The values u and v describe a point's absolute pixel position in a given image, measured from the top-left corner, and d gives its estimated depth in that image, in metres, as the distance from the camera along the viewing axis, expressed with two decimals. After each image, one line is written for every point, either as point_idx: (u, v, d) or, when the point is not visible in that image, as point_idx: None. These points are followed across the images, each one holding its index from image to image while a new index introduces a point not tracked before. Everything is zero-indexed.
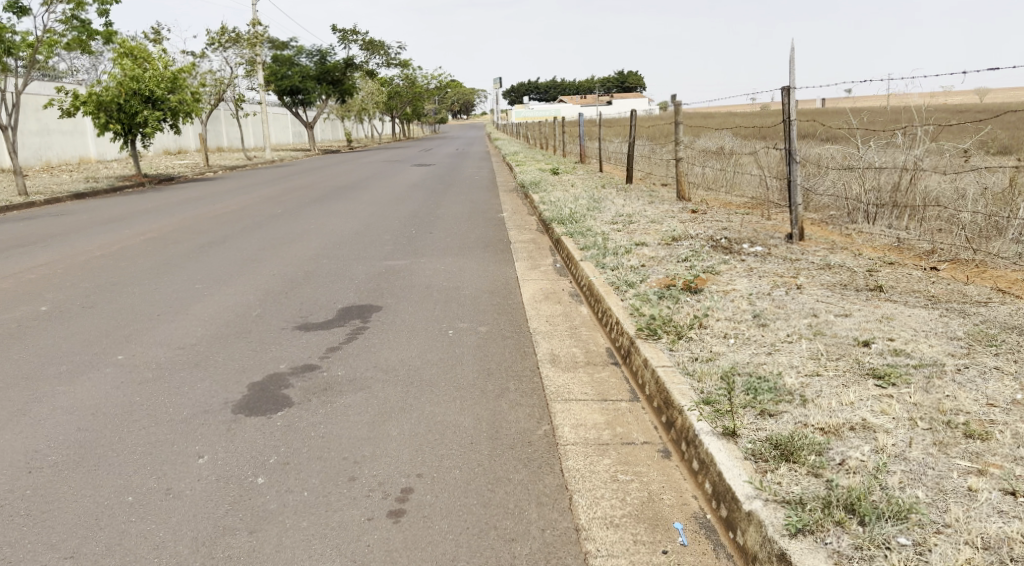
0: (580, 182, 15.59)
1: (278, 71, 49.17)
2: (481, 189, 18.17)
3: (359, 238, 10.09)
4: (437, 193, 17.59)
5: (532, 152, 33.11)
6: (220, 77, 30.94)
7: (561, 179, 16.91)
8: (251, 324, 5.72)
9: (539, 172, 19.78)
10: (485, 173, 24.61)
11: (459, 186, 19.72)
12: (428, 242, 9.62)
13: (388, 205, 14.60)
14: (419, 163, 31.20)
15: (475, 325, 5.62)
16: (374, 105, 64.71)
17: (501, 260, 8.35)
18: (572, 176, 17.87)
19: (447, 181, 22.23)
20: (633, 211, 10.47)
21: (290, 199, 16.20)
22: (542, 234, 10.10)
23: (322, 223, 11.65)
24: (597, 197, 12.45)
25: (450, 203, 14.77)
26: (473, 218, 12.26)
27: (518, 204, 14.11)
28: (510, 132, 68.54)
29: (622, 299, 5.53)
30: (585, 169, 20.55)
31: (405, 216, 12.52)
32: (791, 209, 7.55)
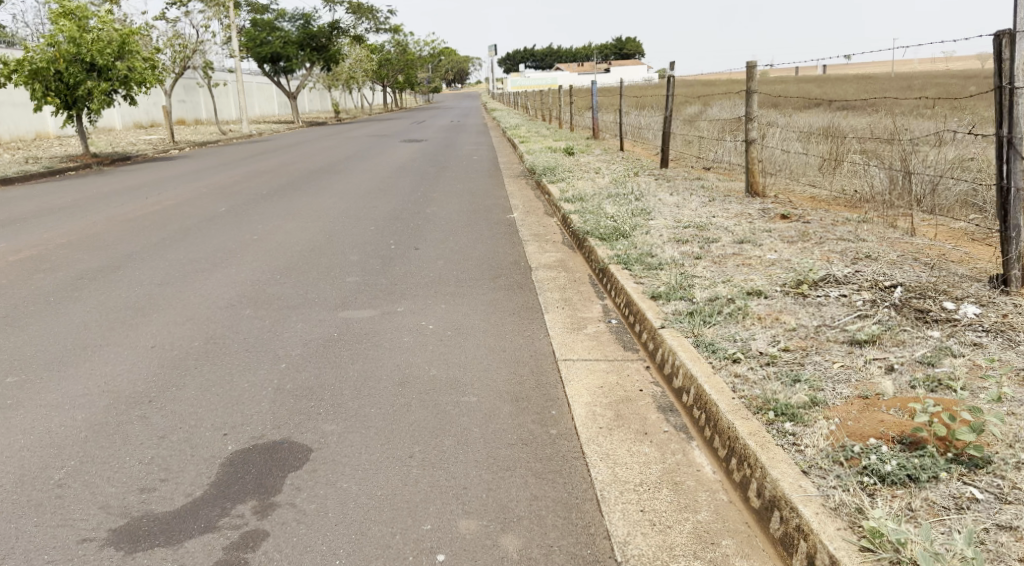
0: (605, 168, 12.62)
1: (258, 37, 45.82)
2: (482, 174, 15.15)
3: (315, 260, 7.14)
4: (428, 179, 14.59)
5: (535, 126, 30.02)
6: (186, 42, 27.55)
7: (579, 164, 13.93)
8: (36, 511, 2.84)
9: (551, 152, 16.77)
10: (485, 151, 21.55)
11: (456, 169, 16.68)
12: (409, 269, 6.69)
13: (364, 198, 11.61)
14: (409, 139, 28.05)
15: (495, 526, 2.68)
16: (364, 74, 61.13)
17: (522, 308, 5.42)
18: (589, 158, 14.87)
19: (443, 161, 19.19)
20: (700, 218, 7.54)
21: (248, 189, 13.20)
22: (573, 254, 7.16)
23: (273, 232, 8.72)
24: (639, 193, 9.51)
25: (444, 195, 11.79)
26: (474, 221, 9.31)
27: (531, 199, 11.13)
28: (508, 103, 65.01)
29: (805, 470, 2.65)
30: (603, 148, 17.52)
31: (386, 218, 9.57)
32: (1004, 237, 4.58)
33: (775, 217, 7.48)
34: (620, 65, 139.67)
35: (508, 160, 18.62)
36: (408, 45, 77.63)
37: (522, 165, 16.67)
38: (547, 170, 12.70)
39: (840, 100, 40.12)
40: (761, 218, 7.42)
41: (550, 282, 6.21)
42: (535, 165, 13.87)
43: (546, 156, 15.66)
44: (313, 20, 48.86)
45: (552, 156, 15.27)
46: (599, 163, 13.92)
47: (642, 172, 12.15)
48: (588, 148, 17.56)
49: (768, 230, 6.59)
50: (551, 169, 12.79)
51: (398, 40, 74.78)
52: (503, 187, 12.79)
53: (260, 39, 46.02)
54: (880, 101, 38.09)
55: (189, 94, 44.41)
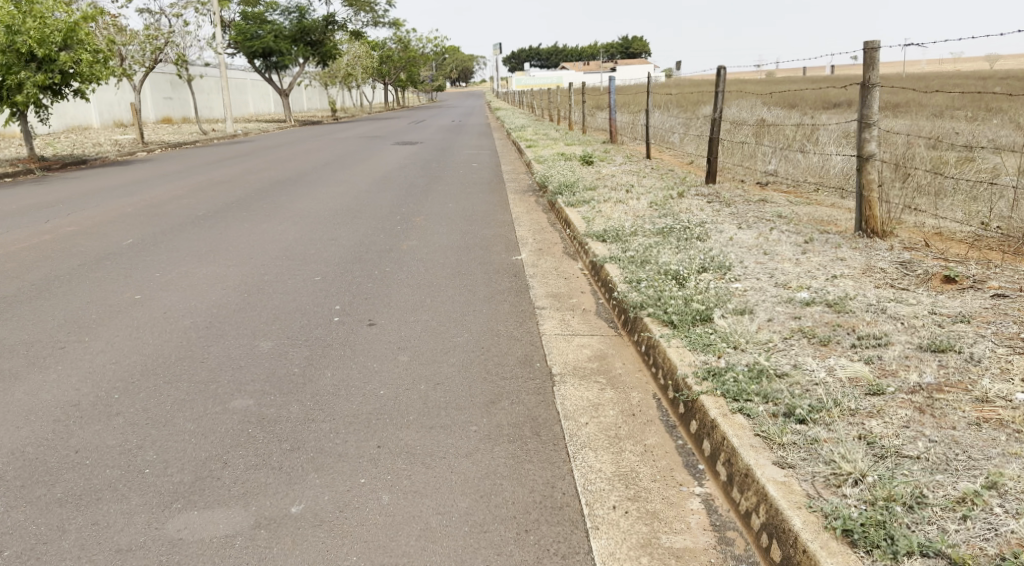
0: (636, 186, 9.98)
1: (248, 30, 43.03)
2: (481, 187, 12.44)
3: (205, 349, 4.50)
4: (417, 192, 11.90)
5: (542, 127, 27.34)
6: (157, 32, 24.86)
7: (599, 177, 11.25)
8: None
9: (566, 160, 14.12)
10: (487, 155, 18.86)
11: (452, 177, 14.00)
12: (351, 374, 4.05)
13: (327, 222, 8.95)
14: (403, 141, 25.30)
15: None
16: (362, 70, 58.42)
17: (541, 499, 2.76)
18: (612, 171, 12.16)
19: (438, 165, 16.47)
20: (814, 280, 4.87)
21: (186, 205, 10.48)
22: (620, 342, 4.48)
23: (175, 283, 6.06)
24: (699, 227, 6.82)
25: (432, 220, 9.12)
26: (468, 266, 6.65)
27: (545, 230, 8.45)
28: (512, 101, 62.21)
29: None
30: (625, 156, 14.88)
31: (345, 259, 6.91)
32: None
33: (932, 281, 4.81)
34: (627, 64, 136.90)
35: (512, 167, 15.92)
36: (410, 41, 74.87)
37: (527, 175, 13.97)
38: (564, 185, 9.99)
39: (869, 101, 37.34)
40: (911, 285, 4.76)
41: (591, 410, 3.55)
42: (549, 177, 11.18)
43: (559, 165, 12.96)
44: (307, 13, 46.10)
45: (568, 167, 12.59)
46: (625, 177, 11.24)
47: (686, 191, 9.50)
48: (606, 156, 14.92)
49: (961, 316, 3.90)
50: (569, 184, 10.11)
51: (399, 35, 71.90)
52: (507, 208, 10.11)
53: (251, 32, 43.23)
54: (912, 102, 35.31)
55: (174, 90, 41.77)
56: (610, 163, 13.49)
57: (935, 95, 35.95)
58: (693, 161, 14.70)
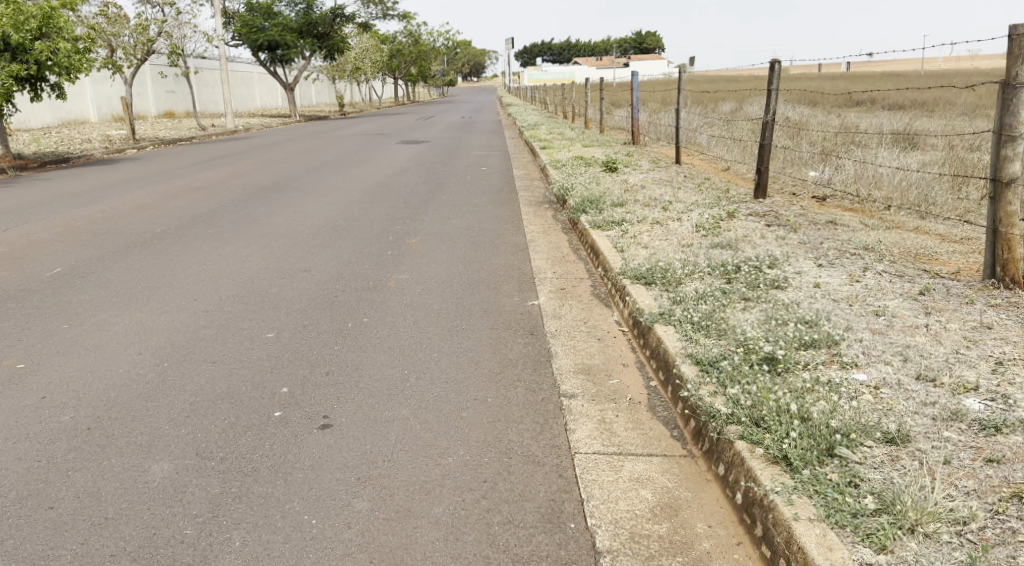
0: (673, 203, 8.47)
1: (253, 22, 41.55)
2: (490, 197, 10.91)
3: (65, 480, 3.00)
4: (417, 202, 10.39)
5: (556, 125, 25.76)
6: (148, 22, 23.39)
7: (628, 188, 9.69)
8: None
9: (587, 165, 12.56)
10: (497, 157, 17.32)
11: (459, 184, 12.47)
12: (271, 551, 2.54)
13: (302, 245, 7.44)
14: (409, 140, 23.82)
15: None
16: (371, 65, 56.99)
17: None
18: (641, 181, 10.61)
19: (443, 168, 14.95)
20: (975, 369, 3.33)
21: (146, 219, 9.02)
22: (697, 470, 2.98)
23: (81, 343, 4.58)
24: (770, 265, 5.26)
25: (429, 242, 7.60)
26: (469, 316, 5.13)
27: (566, 258, 6.92)
28: (524, 97, 60.56)
29: None
30: (652, 161, 13.37)
31: (312, 303, 5.40)
32: None
33: None
34: (640, 60, 134.96)
35: (526, 171, 14.37)
36: (421, 35, 73.36)
37: (542, 182, 12.44)
38: (587, 199, 8.44)
39: (899, 100, 35.59)
40: None
41: None
42: (569, 187, 9.63)
43: (580, 172, 11.41)
44: (314, 5, 44.62)
45: (589, 175, 11.04)
46: (658, 189, 9.69)
47: (736, 209, 7.94)
48: (632, 161, 13.34)
49: None
50: (594, 198, 8.56)
51: (409, 29, 70.35)
52: (520, 226, 8.58)
53: (255, 25, 41.74)
54: (946, 102, 33.55)
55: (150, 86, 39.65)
56: (637, 171, 11.92)
57: (970, 94, 34.18)
58: (729, 167, 13.11)
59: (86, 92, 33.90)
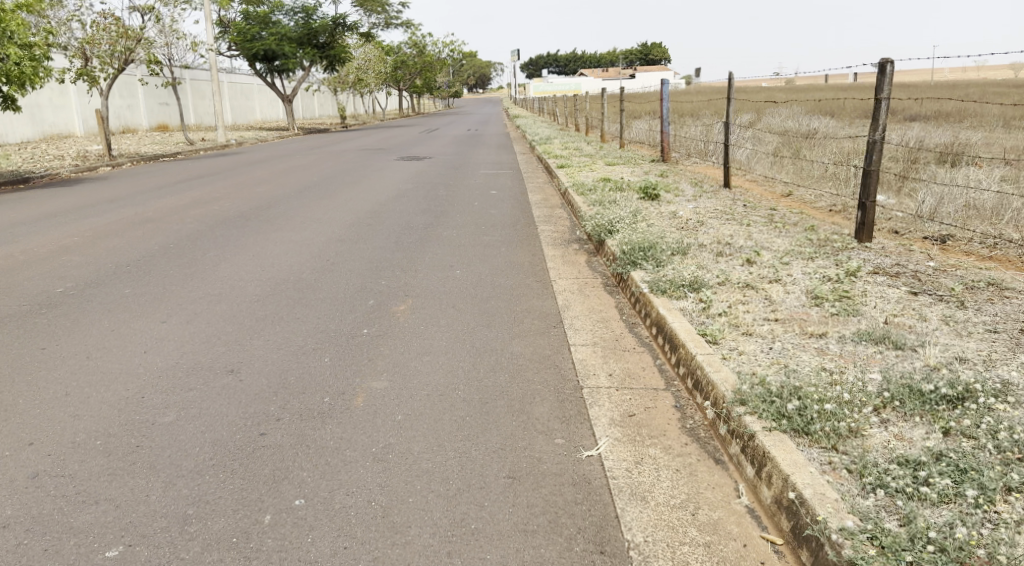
0: (752, 250, 6.32)
1: (249, 30, 39.59)
2: (504, 233, 8.76)
3: None
4: (413, 241, 8.25)
5: (570, 139, 23.62)
6: (125, 28, 21.33)
7: (684, 226, 7.50)
8: None
9: (621, 191, 10.38)
10: (510, 177, 15.14)
11: (467, 214, 10.33)
12: None
13: (244, 317, 5.30)
14: (409, 155, 21.75)
15: None
16: (373, 75, 55.07)
17: None
18: (694, 214, 8.42)
19: (447, 192, 12.78)
20: None
21: (57, 269, 6.91)
22: None
23: None
24: (1003, 398, 3.11)
25: (425, 310, 5.45)
26: (483, 488, 2.96)
27: (623, 343, 4.70)
28: (530, 109, 58.68)
29: None
30: (694, 185, 11.24)
31: (219, 452, 3.25)
32: None
33: None
34: (645, 70, 133.34)
35: (543, 196, 12.19)
36: (425, 44, 71.50)
37: (566, 212, 10.28)
38: (642, 243, 6.25)
39: (935, 110, 33.30)
40: None
41: None
42: (609, 225, 7.43)
43: (618, 202, 9.19)
44: (314, 13, 42.60)
45: (629, 205, 8.85)
46: (725, 226, 7.47)
47: (851, 263, 5.73)
48: (674, 185, 11.13)
49: None
50: (649, 241, 6.37)
51: (412, 39, 68.45)
52: (548, 281, 6.41)
53: (251, 34, 39.71)
54: (983, 113, 31.36)
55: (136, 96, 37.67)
56: (685, 200, 9.73)
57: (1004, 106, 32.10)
58: (790, 192, 10.90)
59: (71, 104, 31.93)
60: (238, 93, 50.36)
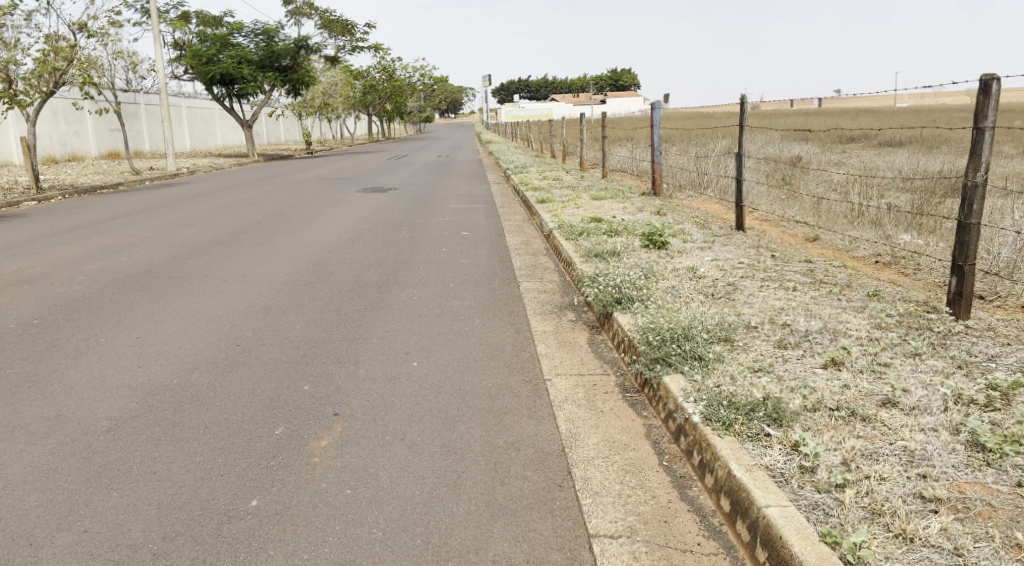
0: (826, 336, 4.55)
1: (205, 52, 37.66)
2: (477, 294, 6.94)
3: None
4: (361, 308, 6.41)
5: (547, 168, 22.01)
6: (54, 47, 19.30)
7: (716, 294, 5.71)
8: None
9: (619, 238, 8.62)
10: (483, 214, 13.38)
11: (434, 264, 8.51)
12: None
13: (72, 473, 3.41)
14: (372, 186, 19.91)
15: None
16: (339, 100, 53.30)
17: None
18: (720, 271, 6.65)
19: (410, 233, 10.96)
20: None
21: None
22: None
23: None
24: None
25: (357, 449, 3.59)
26: None
27: (679, 531, 2.93)
28: (501, 135, 57.23)
29: None
30: (701, 227, 9.53)
31: None
32: None
33: None
34: (616, 95, 133.12)
35: (522, 239, 10.41)
36: (393, 69, 70.01)
37: (553, 262, 8.50)
38: (676, 330, 4.43)
39: (918, 136, 32.21)
40: None
41: None
42: (618, 293, 5.63)
43: (621, 255, 7.42)
44: (275, 35, 40.96)
45: (635, 260, 7.07)
46: (770, 294, 5.69)
47: (984, 368, 3.96)
48: (679, 228, 9.40)
49: None
50: (686, 326, 4.56)
51: (380, 63, 66.87)
52: (541, 381, 4.57)
53: (207, 56, 37.83)
54: (968, 139, 30.33)
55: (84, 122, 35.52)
56: (699, 249, 7.97)
57: (990, 132, 31.14)
58: (816, 236, 9.21)
59: (8, 132, 29.71)
60: (198, 118, 48.34)
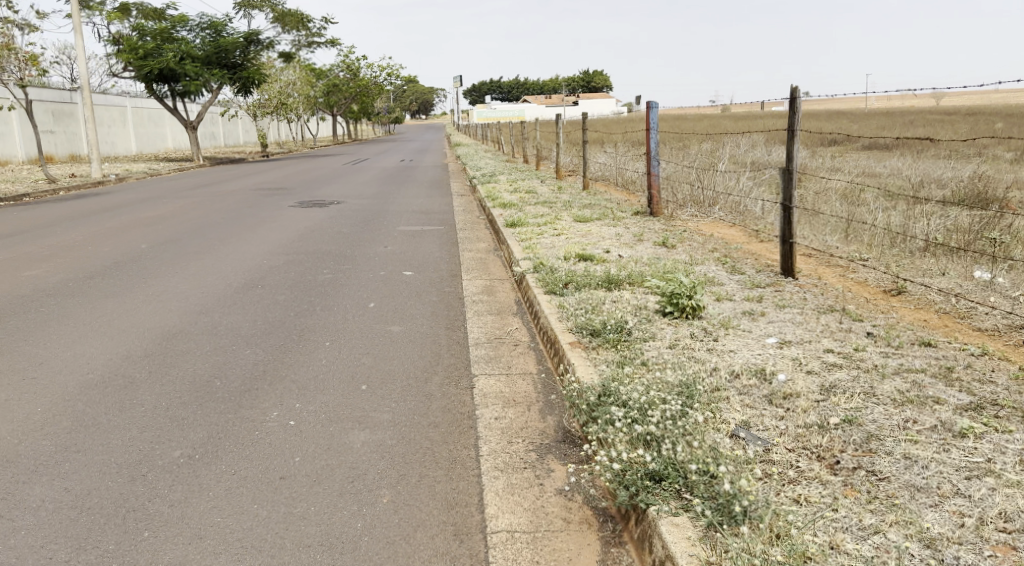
0: None
1: (143, 47, 34.52)
2: (401, 409, 4.19)
3: None
4: (184, 456, 3.63)
5: (519, 175, 19.33)
6: None
7: (841, 460, 2.99)
8: None
9: (624, 298, 5.88)
10: (437, 240, 10.64)
11: (347, 334, 5.74)
12: None
13: None
14: (314, 198, 17.08)
15: None
16: (297, 100, 50.20)
17: None
18: (809, 377, 3.94)
19: (332, 273, 8.18)
20: None
21: None
22: None
23: None
24: None
25: None
26: None
27: None
28: (469, 137, 54.50)
29: None
30: (731, 271, 6.90)
31: None
32: None
33: None
34: (587, 96, 131.09)
35: (484, 284, 7.67)
36: (358, 67, 66.97)
37: (528, 334, 5.74)
38: None
39: (913, 138, 30.04)
40: None
41: None
42: (654, 463, 2.89)
43: (636, 338, 4.67)
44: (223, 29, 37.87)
45: (663, 354, 4.34)
46: (946, 456, 2.97)
47: None
48: (704, 274, 6.70)
49: None
50: None
51: (343, 62, 63.84)
52: None
53: (145, 50, 34.67)
54: (966, 141, 28.20)
55: (8, 124, 32.28)
56: (747, 316, 5.27)
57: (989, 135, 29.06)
58: (895, 284, 6.60)
59: None
60: (145, 119, 45.05)
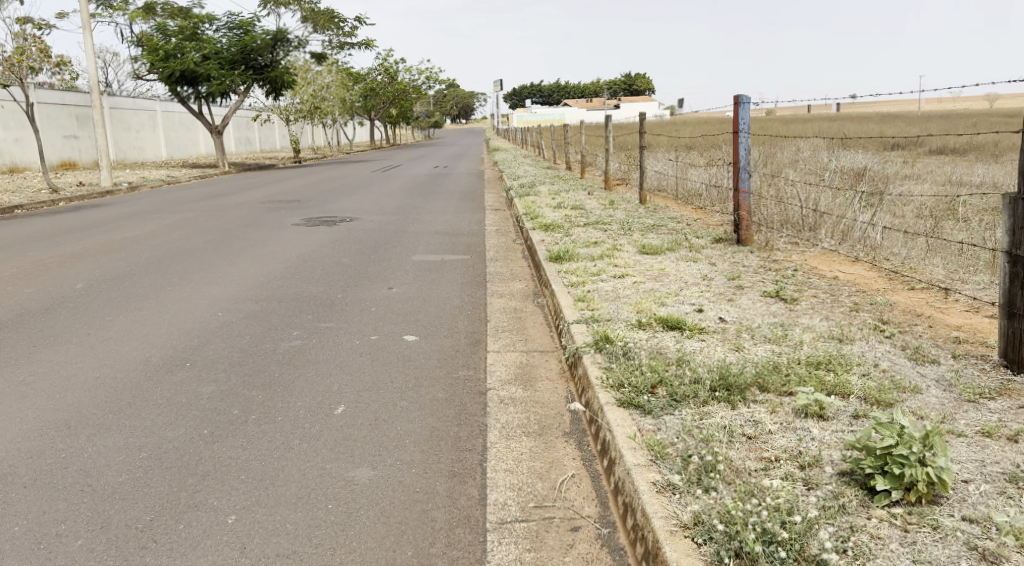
0: None
1: (164, 47, 32.88)
2: None
3: None
4: None
5: (564, 186, 16.84)
6: None
7: None
8: None
9: (767, 434, 3.30)
10: (460, 277, 8.18)
11: (273, 492, 3.31)
12: None
13: None
14: (326, 213, 14.77)
15: None
16: (331, 104, 48.37)
17: None
18: None
19: (304, 338, 5.77)
20: None
21: None
22: None
23: None
24: None
25: None
26: None
27: None
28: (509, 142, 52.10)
29: None
30: (912, 359, 4.32)
31: None
32: None
33: None
34: (630, 100, 128.03)
35: (518, 361, 5.20)
36: (396, 71, 65.11)
37: (596, 501, 3.19)
38: None
39: (1005, 141, 26.77)
40: None
41: None
42: None
43: None
44: (250, 29, 36.09)
45: None
46: None
47: None
48: (879, 373, 4.08)
49: None
50: None
51: (380, 64, 62.05)
52: None
53: (167, 51, 33.01)
54: None
55: (25, 131, 30.73)
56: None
57: None
58: None
59: None
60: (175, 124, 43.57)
